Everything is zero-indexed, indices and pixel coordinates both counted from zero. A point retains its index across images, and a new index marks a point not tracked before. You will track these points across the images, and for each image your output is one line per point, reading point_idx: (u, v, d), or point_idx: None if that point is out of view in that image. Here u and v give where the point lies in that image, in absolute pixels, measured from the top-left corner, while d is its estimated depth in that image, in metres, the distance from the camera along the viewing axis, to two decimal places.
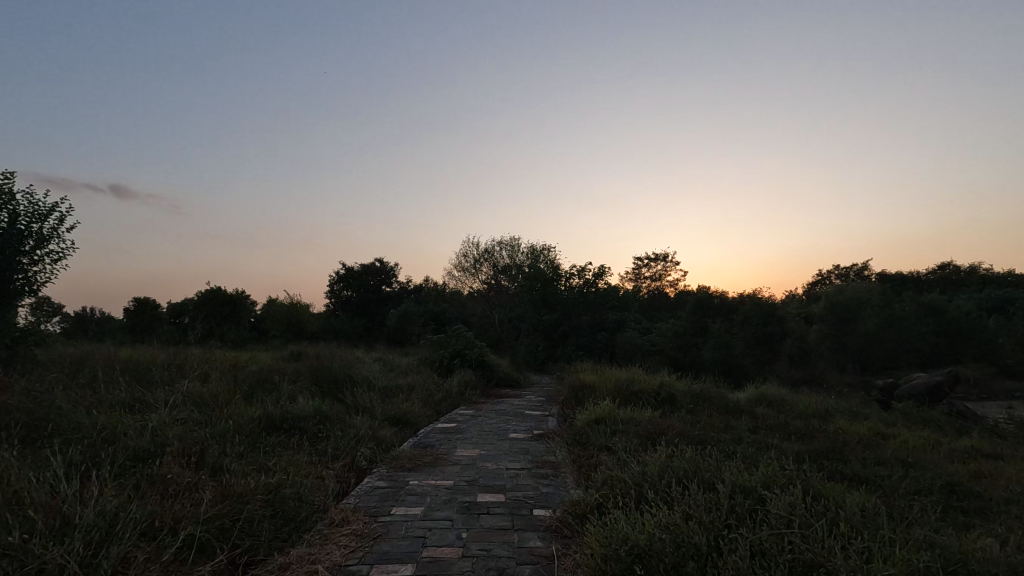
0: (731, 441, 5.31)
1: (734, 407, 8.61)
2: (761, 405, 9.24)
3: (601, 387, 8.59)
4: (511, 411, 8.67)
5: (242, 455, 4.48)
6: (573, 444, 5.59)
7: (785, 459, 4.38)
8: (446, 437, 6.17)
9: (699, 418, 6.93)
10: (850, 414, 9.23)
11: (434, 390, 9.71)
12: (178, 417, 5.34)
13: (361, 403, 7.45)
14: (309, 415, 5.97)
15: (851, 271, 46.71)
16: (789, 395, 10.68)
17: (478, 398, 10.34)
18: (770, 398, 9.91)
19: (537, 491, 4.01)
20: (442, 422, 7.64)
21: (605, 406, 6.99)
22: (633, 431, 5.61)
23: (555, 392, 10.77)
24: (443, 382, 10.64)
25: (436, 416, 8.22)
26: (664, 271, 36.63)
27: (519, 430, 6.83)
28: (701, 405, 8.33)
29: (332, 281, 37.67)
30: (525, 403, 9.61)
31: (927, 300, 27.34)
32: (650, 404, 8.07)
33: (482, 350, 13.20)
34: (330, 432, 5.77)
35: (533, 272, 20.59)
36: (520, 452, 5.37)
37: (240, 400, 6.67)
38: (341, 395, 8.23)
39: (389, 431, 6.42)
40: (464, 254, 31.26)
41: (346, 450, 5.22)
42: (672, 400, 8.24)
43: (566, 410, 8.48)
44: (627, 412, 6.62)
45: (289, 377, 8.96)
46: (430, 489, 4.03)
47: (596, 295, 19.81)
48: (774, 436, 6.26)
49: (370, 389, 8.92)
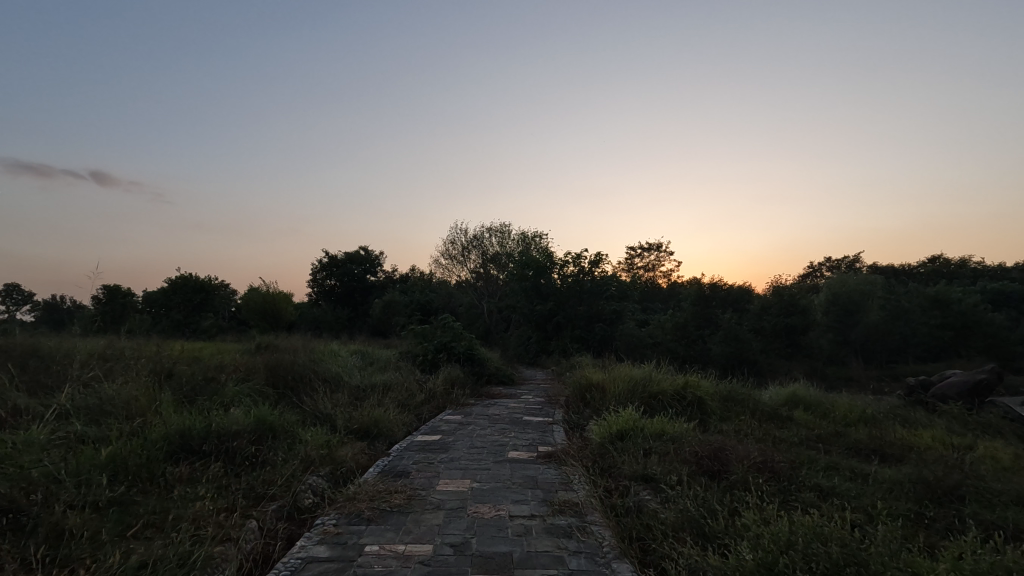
0: (812, 472, 3.94)
1: (771, 413, 7.23)
2: (798, 409, 7.87)
3: (616, 389, 7.20)
4: (507, 417, 7.26)
5: (117, 503, 3.03)
6: (597, 475, 4.15)
7: (927, 525, 2.96)
8: (426, 459, 4.70)
9: (747, 431, 5.57)
10: (900, 420, 7.87)
11: (414, 389, 8.24)
12: (52, 438, 3.88)
13: (322, 409, 5.98)
14: (244, 427, 4.53)
15: (843, 263, 46.01)
16: (822, 394, 9.33)
17: (466, 399, 8.87)
18: (803, 398, 8.61)
19: (564, 567, 2.58)
20: (422, 432, 6.18)
21: (629, 415, 5.59)
22: (678, 455, 4.19)
23: (555, 391, 9.38)
24: (425, 380, 9.16)
25: (415, 425, 6.76)
26: (658, 260, 35.42)
27: (519, 445, 5.39)
28: (734, 411, 6.96)
29: (314, 269, 35.98)
30: (522, 406, 8.21)
31: (933, 292, 26.15)
32: (675, 411, 6.67)
33: (472, 342, 11.76)
34: (270, 453, 4.32)
35: (525, 259, 19.23)
36: (527, 486, 3.93)
37: (163, 405, 5.24)
38: (300, 396, 6.76)
39: (353, 449, 4.99)
40: (451, 241, 29.51)
41: (284, 483, 3.77)
42: (701, 405, 6.87)
43: (572, 417, 7.09)
44: (656, 424, 5.23)
45: (242, 374, 7.49)
46: (396, 565, 2.57)
47: (594, 284, 18.41)
48: (847, 457, 4.88)
49: (338, 390, 7.47)
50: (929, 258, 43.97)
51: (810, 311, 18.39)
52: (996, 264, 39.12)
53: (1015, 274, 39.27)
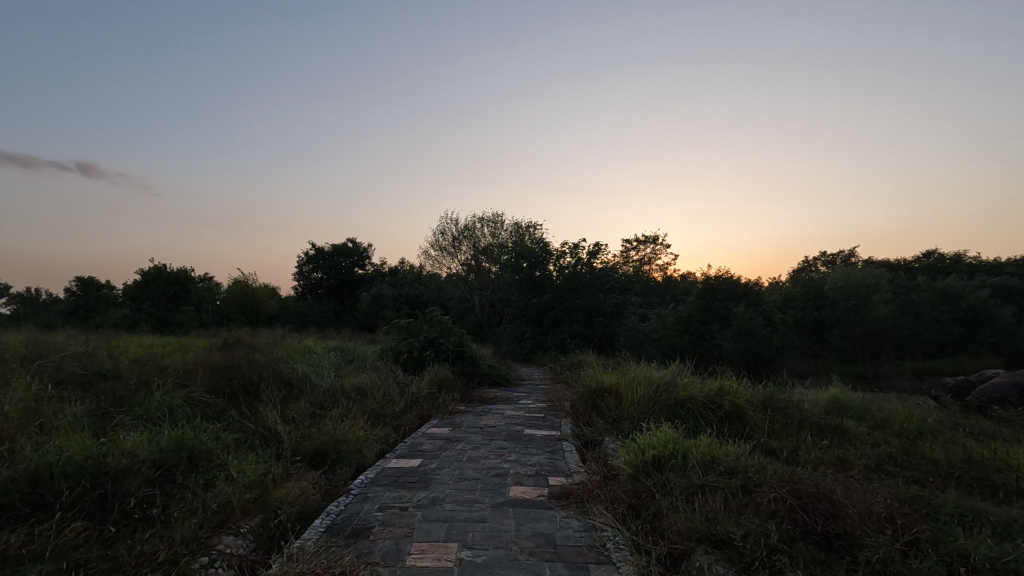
0: (957, 533, 2.69)
1: (820, 424, 6.04)
2: (845, 417, 6.69)
3: (634, 396, 5.99)
4: (504, 428, 6.01)
5: None
6: (641, 537, 2.90)
7: None
8: (395, 505, 3.40)
9: (811, 459, 4.40)
10: (966, 432, 6.64)
11: (392, 393, 6.95)
12: None
13: (270, 425, 4.70)
14: (140, 460, 3.24)
15: (838, 258, 45.12)
16: (864, 398, 8.09)
17: (455, 405, 7.59)
18: (845, 403, 7.44)
19: None
20: (398, 454, 4.89)
21: (664, 432, 4.38)
22: (753, 505, 2.96)
23: (558, 396, 8.16)
24: (408, 382, 7.89)
25: (391, 441, 5.48)
26: (656, 253, 34.30)
27: (523, 476, 4.12)
28: (778, 423, 5.76)
29: (300, 261, 34.48)
30: (520, 414, 6.98)
31: (942, 285, 24.98)
32: (708, 424, 5.47)
33: (462, 338, 10.49)
34: (169, 502, 3.03)
35: (519, 250, 18.03)
36: (541, 555, 2.66)
37: (51, 423, 3.94)
38: (247, 405, 5.43)
39: (301, 486, 3.72)
40: (441, 232, 27.94)
41: (172, 561, 2.49)
42: (740, 416, 5.67)
43: (583, 433, 5.86)
44: (703, 447, 3.99)
45: (184, 374, 6.18)
46: None
47: (592, 275, 17.16)
48: (957, 495, 3.67)
49: (300, 398, 6.18)
50: (926, 253, 43.04)
51: (826, 304, 17.26)
52: (994, 260, 38.24)
53: (1012, 269, 38.27)
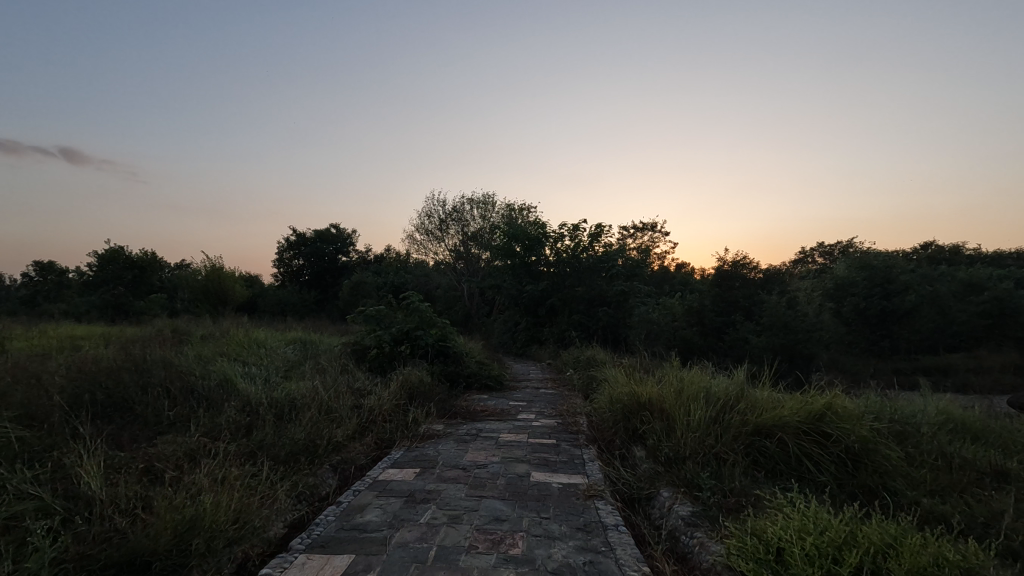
0: None
1: (974, 466, 4.01)
2: (988, 448, 4.66)
3: (693, 418, 3.95)
4: (501, 472, 3.90)
5: None
6: None
7: None
8: None
9: None
10: None
11: (337, 409, 4.82)
12: None
13: (84, 490, 2.60)
14: None
15: (836, 250, 43.45)
16: (978, 413, 6.06)
17: (431, 424, 5.50)
18: (968, 421, 5.38)
19: None
20: (316, 536, 2.77)
21: (809, 513, 2.35)
22: None
23: (571, 410, 6.09)
24: (368, 391, 5.76)
25: (316, 503, 3.37)
26: (654, 241, 32.30)
27: None
28: (919, 469, 3.74)
29: (280, 248, 32.13)
30: (524, 441, 4.88)
31: (966, 276, 23.26)
32: (821, 477, 3.47)
33: (444, 330, 8.32)
34: None
35: (513, 232, 15.92)
36: None
37: None
38: (85, 441, 3.31)
39: None
40: (426, 214, 25.55)
41: None
42: (868, 455, 3.63)
43: (622, 484, 3.78)
44: (914, 562, 1.97)
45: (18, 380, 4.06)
46: None
47: (595, 260, 15.07)
48: None
49: (192, 424, 4.04)
50: (927, 245, 41.38)
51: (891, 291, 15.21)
52: (996, 253, 36.72)
53: (1015, 261, 36.94)
